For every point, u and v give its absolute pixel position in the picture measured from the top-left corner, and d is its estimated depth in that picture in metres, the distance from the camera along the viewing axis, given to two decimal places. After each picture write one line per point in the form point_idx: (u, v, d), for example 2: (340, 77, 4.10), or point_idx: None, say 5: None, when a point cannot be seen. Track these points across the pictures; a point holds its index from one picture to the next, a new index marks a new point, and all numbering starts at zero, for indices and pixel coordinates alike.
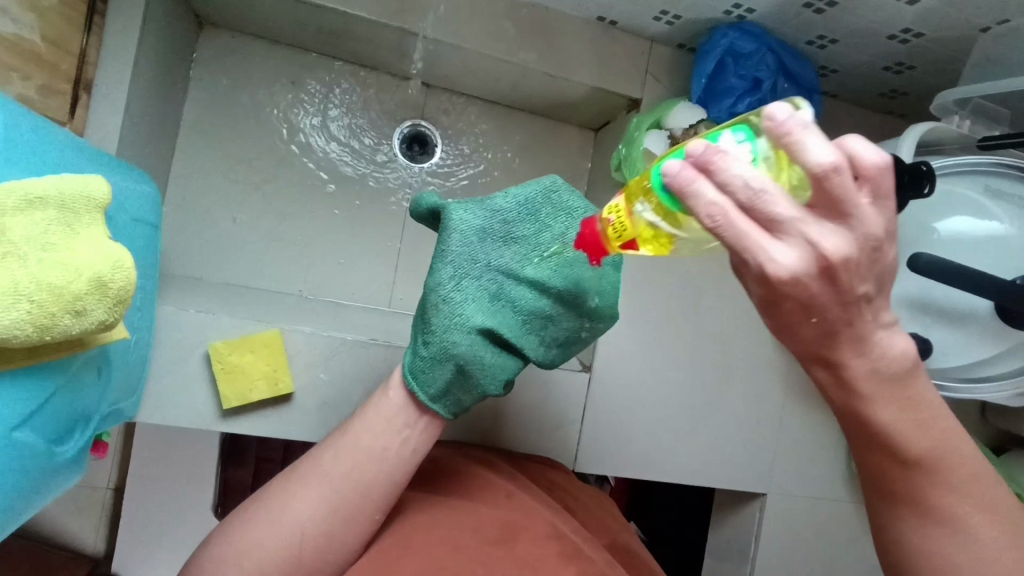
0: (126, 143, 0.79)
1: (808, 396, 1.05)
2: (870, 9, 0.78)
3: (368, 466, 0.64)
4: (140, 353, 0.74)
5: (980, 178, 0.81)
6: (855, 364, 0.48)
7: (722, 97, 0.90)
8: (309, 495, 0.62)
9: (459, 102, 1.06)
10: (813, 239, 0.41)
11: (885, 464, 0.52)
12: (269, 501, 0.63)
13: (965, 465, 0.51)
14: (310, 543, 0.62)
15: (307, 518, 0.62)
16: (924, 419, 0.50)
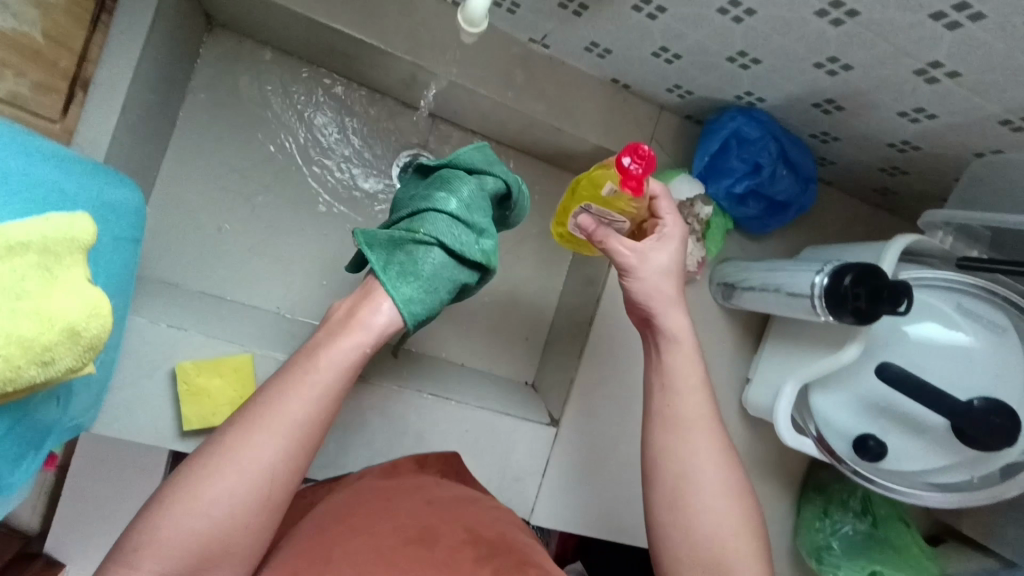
0: (117, 146, 0.77)
1: (764, 470, 1.08)
2: (875, 119, 0.79)
3: (340, 378, 0.63)
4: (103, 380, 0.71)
5: (954, 295, 0.83)
6: (665, 327, 0.76)
7: (722, 176, 0.92)
8: (289, 409, 0.60)
9: (462, 136, 1.05)
10: (671, 316, 0.76)
11: (669, 399, 0.74)
12: (248, 414, 0.60)
13: (711, 434, 0.73)
14: (289, 453, 0.59)
15: (286, 430, 0.59)
16: (693, 385, 0.75)
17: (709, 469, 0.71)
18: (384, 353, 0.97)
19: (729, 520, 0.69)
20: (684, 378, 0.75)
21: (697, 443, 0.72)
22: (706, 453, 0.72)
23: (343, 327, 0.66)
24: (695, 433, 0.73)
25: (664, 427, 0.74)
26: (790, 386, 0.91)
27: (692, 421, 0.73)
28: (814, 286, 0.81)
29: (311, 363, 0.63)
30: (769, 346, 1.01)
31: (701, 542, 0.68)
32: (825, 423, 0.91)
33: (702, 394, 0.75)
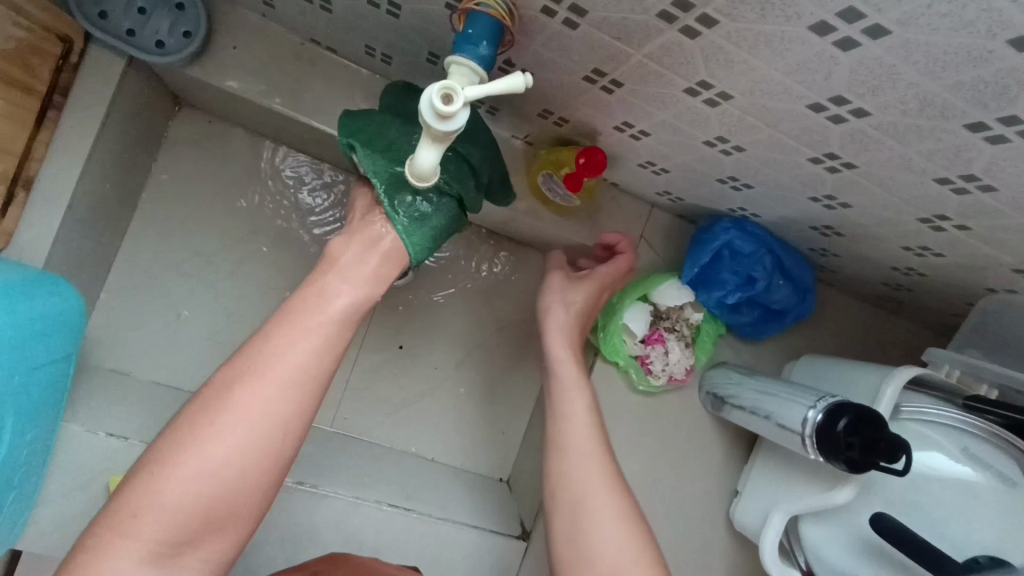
0: (63, 242, 0.72)
1: None
2: (876, 247, 0.73)
3: (351, 307, 0.59)
4: (22, 502, 0.67)
5: (959, 436, 0.75)
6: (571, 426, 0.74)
7: (712, 287, 0.86)
8: (289, 349, 0.55)
9: None
10: (569, 411, 0.74)
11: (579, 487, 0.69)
12: (230, 373, 0.54)
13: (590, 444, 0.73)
14: (289, 412, 0.54)
15: (298, 357, 0.55)
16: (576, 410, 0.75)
17: (597, 490, 0.68)
18: (345, 452, 0.91)
19: (620, 538, 0.64)
20: (583, 468, 0.69)
21: (593, 466, 0.70)
22: (614, 524, 0.64)
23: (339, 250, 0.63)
24: (579, 453, 0.71)
25: (557, 451, 0.72)
26: (779, 516, 0.83)
27: (587, 481, 0.68)
28: (806, 422, 0.74)
29: (316, 293, 0.59)
30: (759, 459, 0.93)
31: (597, 563, 0.63)
32: (815, 557, 0.84)
33: (588, 432, 0.73)
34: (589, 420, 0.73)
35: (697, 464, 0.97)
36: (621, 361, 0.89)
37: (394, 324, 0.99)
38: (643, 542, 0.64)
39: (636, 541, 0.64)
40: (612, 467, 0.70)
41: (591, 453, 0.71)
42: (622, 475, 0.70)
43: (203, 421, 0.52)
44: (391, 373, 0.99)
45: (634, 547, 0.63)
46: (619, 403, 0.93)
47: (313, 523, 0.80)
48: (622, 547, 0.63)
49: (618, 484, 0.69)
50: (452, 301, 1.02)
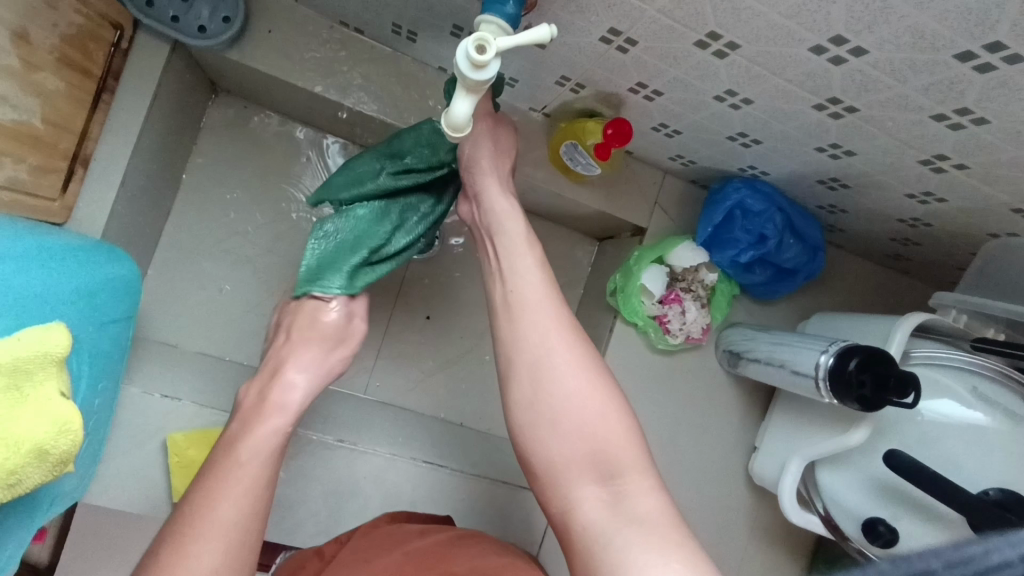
0: (116, 217, 0.78)
1: (777, 544, 1.03)
2: (882, 198, 0.77)
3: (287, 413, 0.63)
4: (94, 459, 0.70)
5: (969, 377, 0.78)
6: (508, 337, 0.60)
7: (725, 246, 0.90)
8: (270, 418, 0.61)
9: None
10: (514, 283, 0.62)
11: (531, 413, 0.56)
12: (211, 461, 0.57)
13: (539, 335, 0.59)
14: (272, 466, 0.58)
15: (257, 456, 0.57)
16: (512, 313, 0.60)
17: (561, 350, 0.58)
18: (380, 416, 0.95)
19: (584, 396, 0.55)
20: (532, 335, 0.58)
21: (547, 325, 0.59)
22: (568, 365, 0.57)
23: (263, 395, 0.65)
24: (534, 315, 0.59)
25: (509, 315, 0.60)
26: (796, 464, 0.87)
27: (540, 342, 0.58)
28: (818, 366, 0.77)
29: (268, 407, 0.63)
30: (776, 413, 0.96)
31: (566, 435, 0.54)
32: (832, 502, 0.87)
33: (541, 298, 0.60)
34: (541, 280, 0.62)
35: (716, 420, 1.01)
36: (640, 321, 0.93)
37: (421, 296, 1.04)
38: (617, 409, 0.56)
39: (607, 402, 0.56)
40: (568, 323, 0.60)
41: (540, 309, 0.60)
42: (579, 326, 0.61)
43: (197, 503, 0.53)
44: (420, 342, 1.04)
45: (598, 396, 0.56)
46: (640, 363, 0.97)
47: (352, 476, 0.85)
48: (588, 410, 0.55)
49: (578, 339, 0.59)
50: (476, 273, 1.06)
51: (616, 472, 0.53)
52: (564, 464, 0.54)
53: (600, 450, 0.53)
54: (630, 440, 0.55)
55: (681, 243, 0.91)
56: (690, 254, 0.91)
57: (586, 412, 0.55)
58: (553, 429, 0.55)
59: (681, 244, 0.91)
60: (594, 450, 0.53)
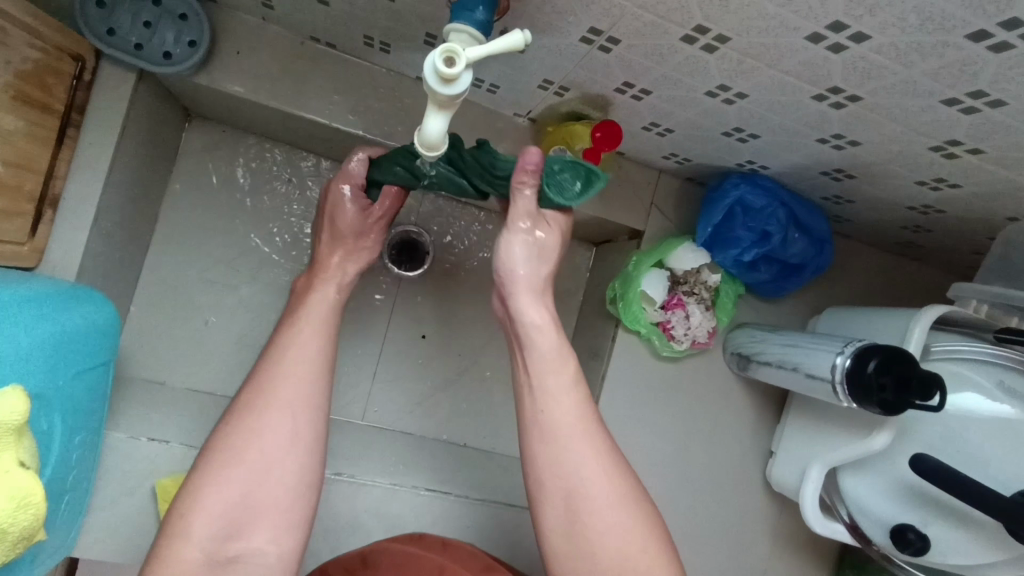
0: (90, 256, 0.75)
1: (799, 551, 0.99)
2: (891, 187, 0.73)
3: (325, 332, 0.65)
4: (76, 513, 0.68)
5: (995, 370, 0.74)
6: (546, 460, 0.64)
7: (727, 245, 0.86)
8: (299, 349, 0.63)
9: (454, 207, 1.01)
10: (555, 410, 0.65)
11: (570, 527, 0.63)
12: (234, 429, 0.59)
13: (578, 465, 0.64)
14: (309, 408, 0.61)
15: (301, 396, 0.61)
16: (555, 437, 0.65)
17: (599, 486, 0.63)
18: (379, 442, 0.92)
19: (622, 520, 0.63)
20: (565, 464, 0.64)
21: (579, 452, 0.64)
22: (606, 499, 0.63)
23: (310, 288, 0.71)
24: (574, 441, 0.64)
25: (545, 437, 0.65)
26: (817, 471, 0.82)
27: (575, 468, 0.64)
28: (834, 369, 0.73)
29: (323, 281, 0.71)
30: (791, 417, 0.92)
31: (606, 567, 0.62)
32: (857, 508, 0.83)
33: (576, 423, 0.65)
34: (578, 404, 0.66)
35: (728, 426, 0.97)
36: (642, 329, 0.89)
37: (415, 315, 1.00)
38: (649, 534, 0.63)
39: (644, 534, 0.63)
40: (602, 446, 0.65)
41: (578, 434, 0.65)
42: (614, 449, 0.66)
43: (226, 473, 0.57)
44: (416, 363, 1.01)
45: (634, 526, 0.63)
46: (645, 371, 0.93)
47: (352, 510, 0.82)
48: (625, 540, 0.62)
49: (614, 460, 0.65)
50: (470, 287, 1.03)
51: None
52: None
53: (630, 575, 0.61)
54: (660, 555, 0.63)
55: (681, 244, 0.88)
56: (691, 255, 0.87)
57: (623, 541, 0.62)
58: (594, 561, 0.62)
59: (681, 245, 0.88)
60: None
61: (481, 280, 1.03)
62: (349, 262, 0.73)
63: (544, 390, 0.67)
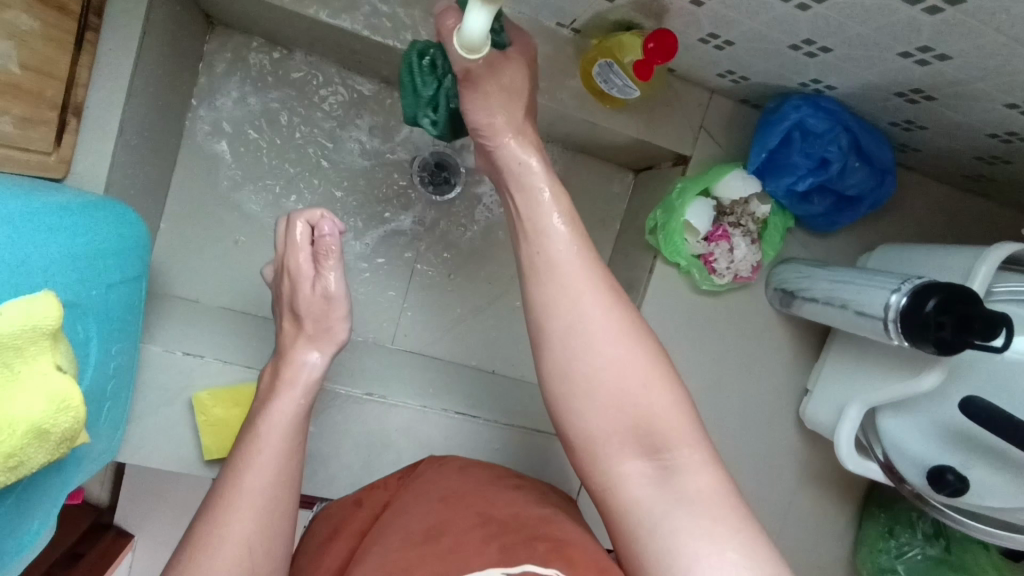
0: (118, 169, 0.73)
1: (826, 487, 0.99)
2: (973, 110, 0.66)
3: (289, 445, 0.64)
4: (118, 421, 0.70)
5: None
6: (541, 293, 0.59)
7: (782, 174, 0.80)
8: (259, 472, 0.61)
9: None
10: (551, 263, 0.59)
11: (573, 370, 0.57)
12: (195, 545, 0.57)
13: (583, 298, 0.58)
14: (271, 528, 0.60)
15: (268, 506, 0.60)
16: (547, 272, 0.59)
17: (603, 322, 0.58)
18: (411, 365, 0.93)
19: (628, 362, 0.57)
20: (564, 303, 0.58)
21: (579, 287, 0.58)
22: (604, 335, 0.57)
23: (275, 391, 0.66)
24: (566, 273, 0.59)
25: (540, 275, 0.59)
26: (856, 409, 0.80)
27: (575, 308, 0.58)
28: (888, 308, 0.69)
29: (287, 382, 0.67)
30: (832, 355, 0.89)
31: (610, 411, 0.56)
32: (894, 448, 0.81)
33: (575, 261, 0.59)
34: (576, 239, 0.60)
35: (766, 362, 0.94)
36: (683, 262, 0.86)
37: (445, 240, 0.98)
38: (660, 383, 0.57)
39: (651, 382, 0.57)
40: (607, 285, 0.59)
41: (573, 269, 0.59)
42: (617, 290, 0.60)
43: (213, 539, 0.57)
44: (446, 290, 0.99)
45: (639, 369, 0.57)
46: (682, 305, 0.90)
47: (383, 429, 0.83)
48: (629, 380, 0.56)
49: (615, 297, 0.59)
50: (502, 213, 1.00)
51: (662, 448, 0.56)
52: (605, 442, 0.57)
53: (645, 426, 0.56)
54: (678, 416, 0.57)
55: (733, 170, 0.82)
56: (742, 184, 0.82)
57: (628, 381, 0.56)
58: (599, 406, 0.56)
59: (733, 170, 0.82)
60: (640, 425, 0.56)
61: None
62: (313, 348, 0.70)
63: (542, 229, 0.60)
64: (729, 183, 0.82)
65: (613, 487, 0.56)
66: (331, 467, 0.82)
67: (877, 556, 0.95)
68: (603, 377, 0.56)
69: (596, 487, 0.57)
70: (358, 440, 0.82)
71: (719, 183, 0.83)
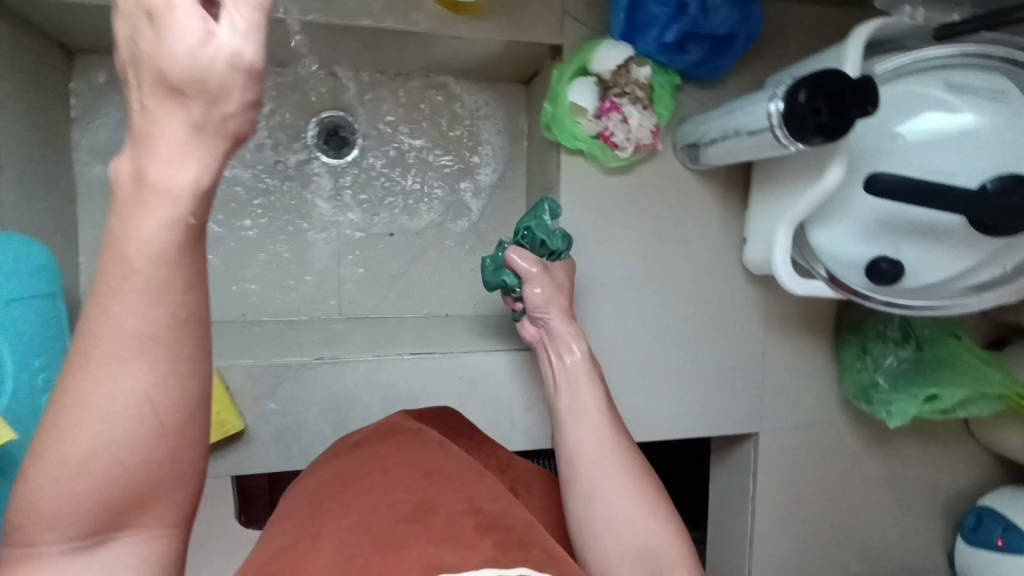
0: (10, 206, 0.73)
1: (791, 327, 1.02)
2: None
3: (190, 295, 0.35)
4: None
5: (942, 73, 0.74)
6: (568, 433, 0.73)
7: (646, 30, 0.82)
8: (120, 305, 0.33)
9: (367, 81, 1.00)
10: (579, 399, 0.75)
11: (593, 475, 0.67)
12: (45, 422, 0.33)
13: (597, 426, 0.72)
14: (155, 451, 0.35)
15: (161, 398, 0.34)
16: (565, 418, 0.74)
17: (611, 455, 0.69)
18: (364, 328, 0.97)
19: (641, 516, 0.65)
20: (589, 445, 0.70)
21: (590, 420, 0.72)
22: (619, 489, 0.66)
23: (130, 200, 0.34)
24: (579, 422, 0.73)
25: (563, 433, 0.73)
26: (784, 231, 0.79)
27: (597, 453, 0.69)
28: (770, 116, 0.70)
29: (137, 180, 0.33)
30: (755, 191, 0.90)
31: (619, 524, 0.64)
32: (834, 259, 0.81)
33: (590, 410, 0.73)
34: (586, 375, 0.76)
35: (700, 222, 0.96)
36: (582, 145, 0.87)
37: (363, 201, 1.02)
38: (660, 522, 0.65)
39: (654, 511, 0.65)
40: (618, 429, 0.72)
41: (585, 400, 0.74)
42: (626, 437, 0.72)
43: (62, 426, 0.33)
44: (379, 250, 1.02)
45: (644, 511, 0.65)
46: (602, 190, 0.91)
47: (344, 387, 0.86)
48: (632, 510, 0.65)
49: (631, 454, 0.70)
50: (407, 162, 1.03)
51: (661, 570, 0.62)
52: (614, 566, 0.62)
53: (647, 550, 0.63)
54: (676, 544, 0.64)
55: (605, 42, 0.84)
56: (619, 54, 0.84)
57: (636, 523, 0.64)
58: (608, 523, 0.64)
59: (606, 42, 0.84)
60: (645, 552, 0.63)
61: (421, 150, 1.04)
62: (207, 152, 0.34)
63: (576, 358, 0.78)
64: (606, 55, 0.84)
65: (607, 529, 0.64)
66: (305, 434, 0.86)
67: (859, 376, 0.99)
68: (608, 501, 0.65)
69: (595, 534, 0.64)
70: (323, 404, 0.85)
71: (597, 60, 0.84)
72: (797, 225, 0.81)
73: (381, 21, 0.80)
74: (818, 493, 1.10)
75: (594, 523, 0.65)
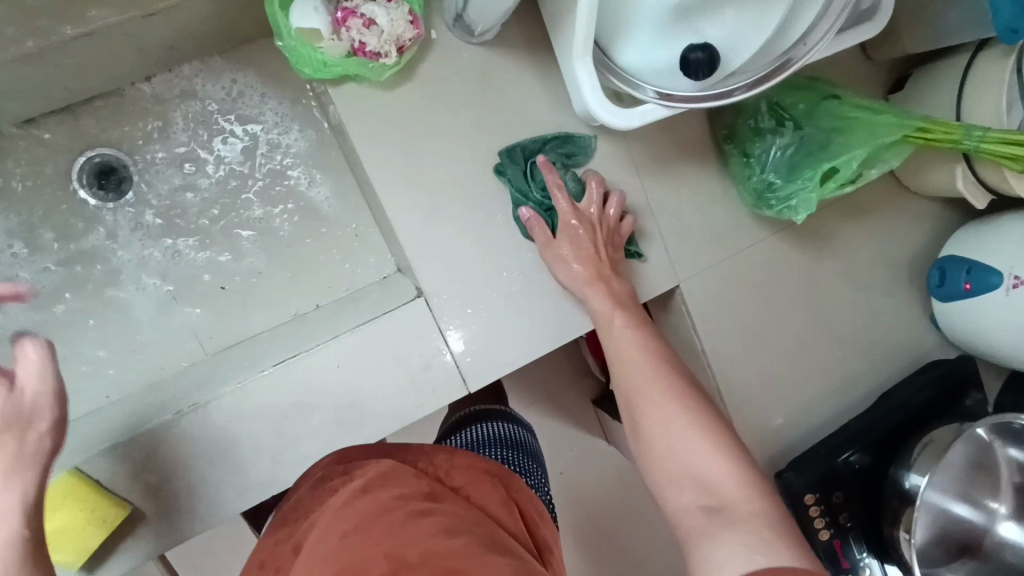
0: None
1: (666, 165, 0.92)
2: None
3: None
4: None
5: None
6: (627, 388, 0.75)
7: None
8: None
9: (109, 107, 0.97)
10: (619, 346, 0.80)
11: (647, 409, 0.72)
12: None
13: (649, 415, 0.72)
14: None
15: None
16: (624, 357, 0.78)
17: (660, 405, 0.71)
18: (232, 358, 0.90)
19: (697, 450, 0.66)
20: (631, 385, 0.75)
21: (640, 380, 0.75)
22: (682, 435, 0.68)
23: None
24: (637, 382, 0.75)
25: (620, 378, 0.78)
26: (583, 67, 0.71)
27: (653, 403, 0.72)
28: None
29: None
30: (552, 33, 0.79)
31: (692, 467, 0.66)
32: (645, 75, 0.73)
33: (634, 353, 0.78)
34: (639, 343, 0.79)
35: (516, 100, 0.86)
36: (338, 68, 0.77)
37: (167, 221, 1.00)
38: (721, 452, 0.66)
39: (712, 452, 0.66)
40: (677, 387, 0.73)
41: (636, 365, 0.77)
42: (679, 388, 0.72)
43: None
44: (209, 265, 1.01)
45: (705, 446, 0.66)
46: (390, 112, 0.82)
47: (220, 429, 0.80)
48: (692, 451, 0.67)
49: (686, 401, 0.71)
50: (191, 168, 1.01)
51: (719, 502, 0.62)
52: (674, 491, 0.67)
53: (711, 487, 0.64)
54: (742, 482, 0.63)
55: None
56: None
57: (688, 454, 0.67)
58: (667, 456, 0.68)
59: None
60: (705, 488, 0.64)
61: (197, 148, 1.01)
62: None
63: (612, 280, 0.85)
64: None
65: (670, 477, 0.67)
66: (205, 488, 0.81)
67: (751, 182, 0.91)
68: (671, 455, 0.68)
69: (661, 468, 0.69)
70: (205, 454, 0.80)
71: None
72: (596, 53, 0.73)
73: (50, 34, 0.70)
74: (772, 317, 1.02)
75: (662, 460, 0.69)
